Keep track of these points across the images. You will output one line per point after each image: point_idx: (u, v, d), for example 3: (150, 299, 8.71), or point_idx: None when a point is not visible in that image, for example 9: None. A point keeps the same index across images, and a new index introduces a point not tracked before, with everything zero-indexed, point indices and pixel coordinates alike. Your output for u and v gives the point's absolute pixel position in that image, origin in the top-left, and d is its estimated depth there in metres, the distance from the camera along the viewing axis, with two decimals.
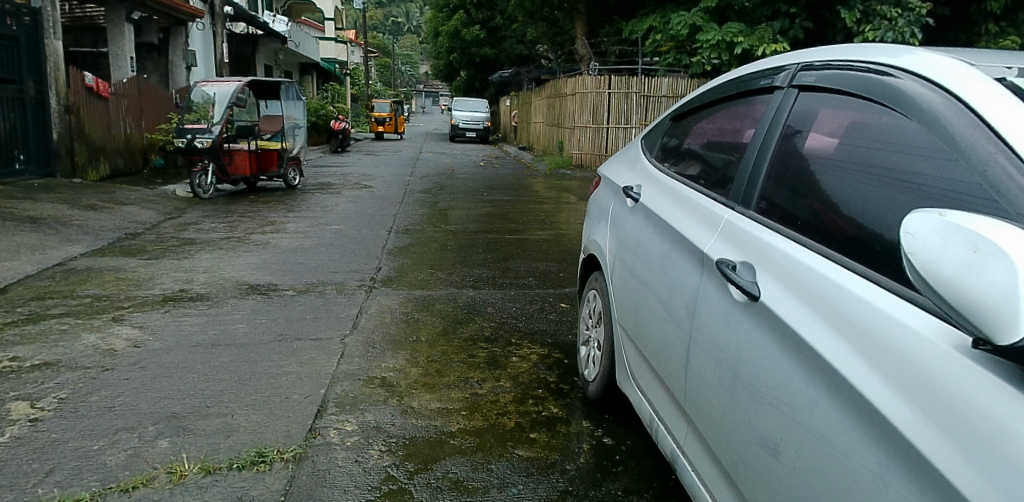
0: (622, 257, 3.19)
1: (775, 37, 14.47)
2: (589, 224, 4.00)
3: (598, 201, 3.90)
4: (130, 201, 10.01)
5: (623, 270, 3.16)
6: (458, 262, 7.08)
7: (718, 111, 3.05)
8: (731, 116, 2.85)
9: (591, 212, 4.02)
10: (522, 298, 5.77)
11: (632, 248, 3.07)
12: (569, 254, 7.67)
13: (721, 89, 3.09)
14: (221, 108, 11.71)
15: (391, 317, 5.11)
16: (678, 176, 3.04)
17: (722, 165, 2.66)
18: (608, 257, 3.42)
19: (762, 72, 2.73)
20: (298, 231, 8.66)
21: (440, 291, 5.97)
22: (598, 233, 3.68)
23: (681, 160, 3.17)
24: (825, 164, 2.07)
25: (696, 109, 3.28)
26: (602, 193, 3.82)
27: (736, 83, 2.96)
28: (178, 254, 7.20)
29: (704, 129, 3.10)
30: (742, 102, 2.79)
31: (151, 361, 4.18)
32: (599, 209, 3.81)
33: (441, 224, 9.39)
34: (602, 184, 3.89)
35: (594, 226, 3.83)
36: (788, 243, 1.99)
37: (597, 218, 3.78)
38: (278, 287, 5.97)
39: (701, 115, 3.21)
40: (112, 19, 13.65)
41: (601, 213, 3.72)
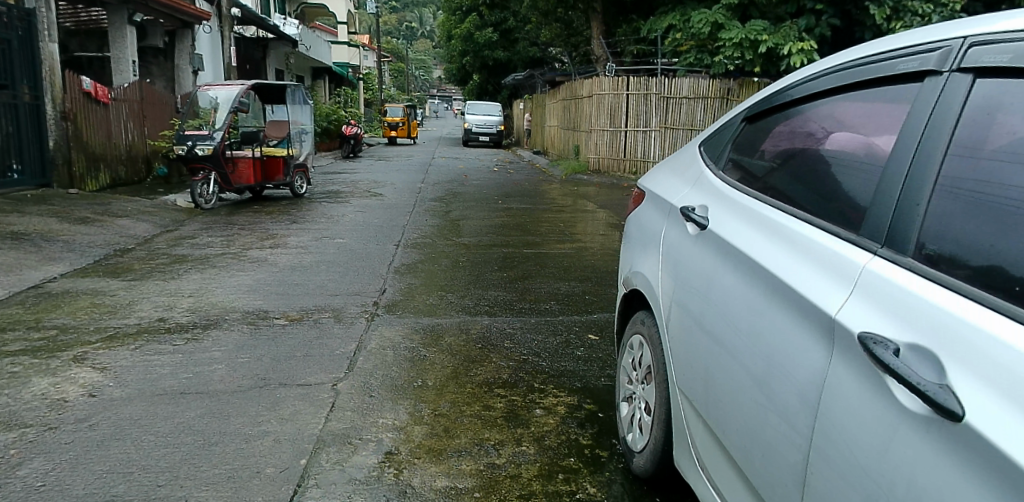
0: (678, 297, 2.55)
1: (802, 35, 13.71)
2: (629, 248, 3.34)
3: (639, 219, 3.24)
4: (125, 213, 9.32)
5: (680, 314, 2.51)
6: (472, 282, 6.38)
7: (811, 110, 2.34)
8: (837, 120, 2.16)
9: (631, 233, 3.36)
10: (545, 328, 5.04)
11: (694, 287, 2.41)
12: (594, 272, 6.93)
13: (808, 82, 2.39)
14: (223, 113, 11.10)
15: (395, 354, 4.41)
16: (754, 194, 2.38)
17: (827, 187, 2.01)
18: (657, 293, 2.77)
19: (875, 60, 2.05)
20: (300, 245, 8.02)
21: (451, 319, 5.26)
22: (642, 261, 3.03)
23: (758, 175, 2.45)
24: (977, 190, 1.50)
25: (778, 107, 2.54)
26: (645, 209, 3.16)
27: (838, 73, 2.23)
28: (166, 274, 6.55)
29: (788, 135, 2.41)
30: (857, 98, 2.09)
31: (105, 418, 3.48)
32: (641, 229, 3.15)
33: (453, 237, 8.68)
34: (646, 198, 3.22)
35: (636, 251, 3.17)
36: (962, 304, 1.36)
37: (642, 242, 3.11)
38: (270, 315, 5.27)
39: (780, 116, 2.52)
40: (113, 22, 13.02)
41: (646, 235, 3.05)
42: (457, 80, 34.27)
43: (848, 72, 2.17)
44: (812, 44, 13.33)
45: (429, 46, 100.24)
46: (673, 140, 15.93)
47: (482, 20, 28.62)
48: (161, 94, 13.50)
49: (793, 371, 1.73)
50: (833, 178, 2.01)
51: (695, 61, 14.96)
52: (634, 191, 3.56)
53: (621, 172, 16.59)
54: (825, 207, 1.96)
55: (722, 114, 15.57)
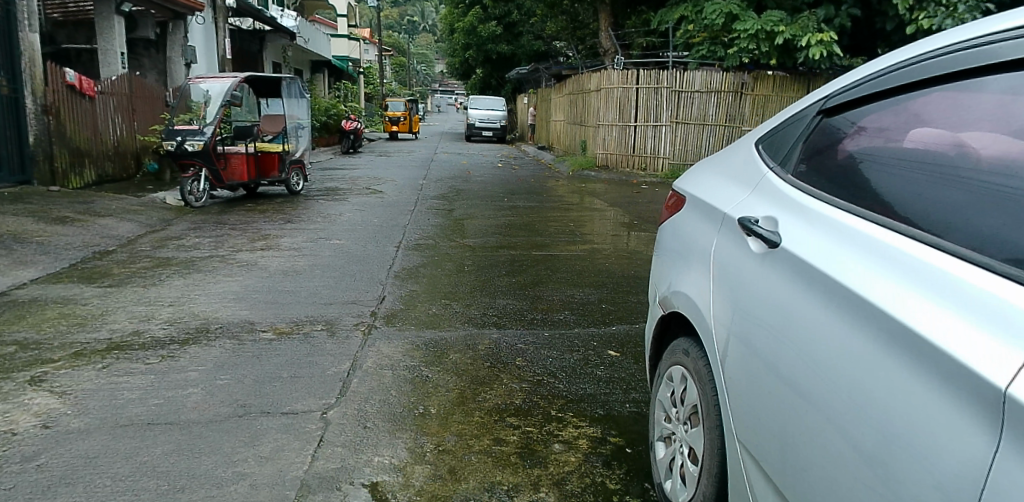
0: (735, 326, 2.09)
1: (820, 26, 13.35)
2: (666, 259, 2.91)
3: (680, 226, 2.79)
4: (109, 211, 8.84)
5: (738, 347, 2.06)
6: (479, 289, 5.90)
7: (902, 105, 1.93)
8: (922, 118, 1.84)
9: (667, 243, 2.93)
10: (560, 343, 4.57)
11: (759, 315, 1.96)
12: (609, 277, 6.45)
13: (891, 72, 1.99)
14: (215, 107, 10.63)
15: (392, 375, 3.93)
16: (835, 201, 1.95)
17: (924, 202, 1.66)
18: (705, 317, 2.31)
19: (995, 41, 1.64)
20: (294, 247, 7.56)
21: (455, 332, 4.77)
22: (683, 277, 2.59)
23: (839, 180, 2.01)
24: None
25: (859, 100, 2.11)
26: (688, 215, 2.72)
27: (937, 60, 1.82)
28: (147, 279, 6.07)
29: (872, 135, 1.99)
30: (966, 90, 1.71)
31: (56, 457, 3.01)
32: (682, 238, 2.71)
33: (457, 238, 8.21)
34: (688, 202, 2.78)
35: (675, 263, 2.73)
36: None
37: (681, 254, 2.67)
38: (256, 327, 4.80)
39: (859, 112, 2.10)
40: (100, 12, 12.50)
41: (689, 245, 2.60)
42: (459, 75, 33.69)
43: (927, 62, 1.85)
44: (832, 35, 12.98)
45: (430, 41, 99.45)
46: (683, 135, 15.40)
47: (485, 13, 28.14)
48: (151, 87, 12.99)
49: (932, 455, 1.29)
50: (925, 191, 1.69)
51: (709, 54, 14.68)
52: (672, 193, 3.14)
53: (630, 168, 16.02)
54: (950, 228, 1.54)
55: (734, 108, 15.03)
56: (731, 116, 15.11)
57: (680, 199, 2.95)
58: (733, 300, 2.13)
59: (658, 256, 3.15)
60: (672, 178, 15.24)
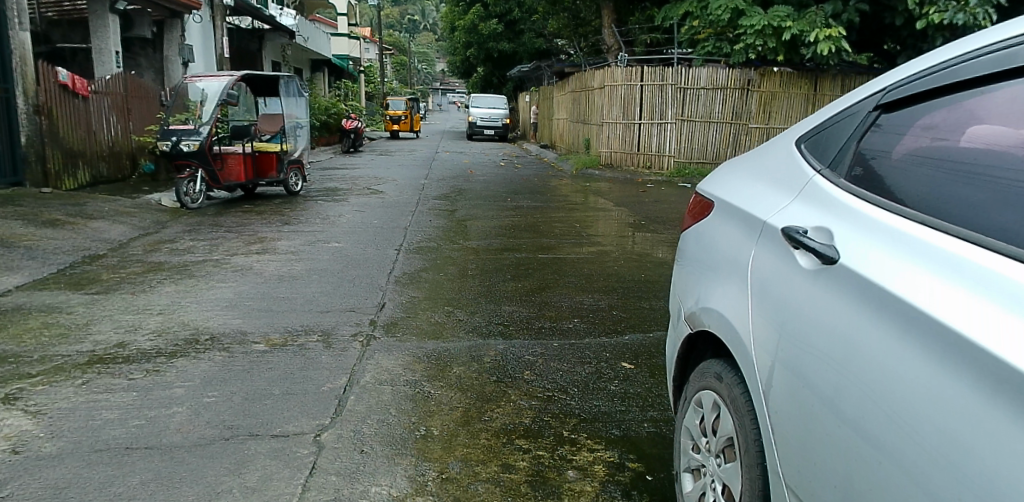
0: (781, 352, 1.85)
1: (828, 22, 13.11)
2: (690, 270, 2.65)
3: (707, 235, 2.53)
4: (101, 214, 8.57)
5: (785, 376, 1.82)
6: (483, 295, 5.64)
7: (968, 101, 1.74)
8: (990, 115, 1.66)
9: (691, 252, 2.67)
10: (570, 355, 4.31)
11: (814, 342, 1.72)
12: (618, 281, 6.19)
13: (958, 66, 1.79)
14: (211, 106, 10.38)
15: (391, 391, 3.67)
16: (900, 211, 1.72)
17: (1014, 216, 1.45)
18: (742, 338, 2.07)
19: None
20: (291, 250, 7.30)
21: (459, 343, 4.51)
22: (712, 291, 2.34)
23: (900, 185, 1.79)
24: None
25: (920, 97, 1.88)
26: (718, 223, 2.46)
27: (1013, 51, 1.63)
28: (136, 285, 5.81)
29: (936, 137, 1.79)
30: None
31: (23, 488, 2.74)
32: (710, 248, 2.45)
33: (460, 240, 7.96)
34: (717, 207, 2.52)
35: (703, 275, 2.47)
36: None
37: (710, 265, 2.41)
38: (247, 339, 4.52)
39: (921, 110, 1.87)
40: (94, 10, 12.23)
41: (720, 255, 2.35)
42: (461, 74, 33.38)
43: (1003, 54, 1.66)
44: (840, 30, 12.74)
45: (431, 39, 99.11)
46: (689, 132, 15.13)
47: (487, 11, 27.87)
48: (147, 86, 12.73)
49: None
50: (1006, 202, 1.50)
51: (714, 50, 14.48)
52: (695, 196, 2.88)
53: (635, 166, 15.75)
54: None
55: (739, 105, 14.78)
56: (737, 114, 14.85)
57: (705, 205, 2.69)
58: (778, 322, 1.89)
59: (679, 266, 2.90)
60: (677, 176, 14.96)
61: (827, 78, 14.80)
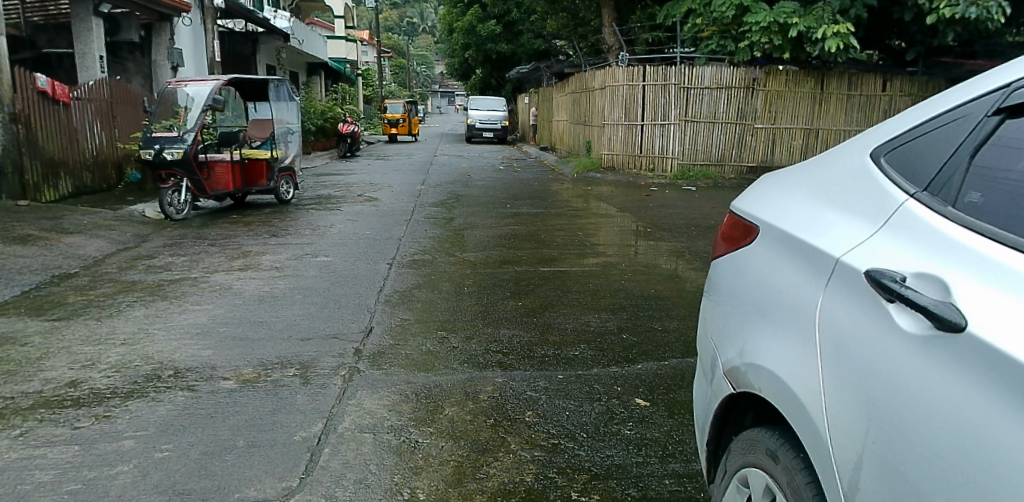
0: (871, 437, 1.45)
1: (836, 18, 12.68)
2: (725, 309, 2.21)
3: (749, 267, 2.08)
4: (78, 228, 8.11)
5: (878, 469, 1.43)
6: (481, 316, 5.16)
7: None
8: None
9: (726, 286, 2.22)
10: (578, 391, 3.83)
11: (921, 431, 1.34)
12: (625, 298, 5.68)
13: None
14: (196, 112, 9.92)
15: (374, 442, 3.21)
16: None
17: None
18: (810, 409, 1.66)
19: None
20: (276, 266, 6.83)
21: (453, 376, 4.02)
22: (760, 340, 1.91)
23: None
24: None
25: None
26: (764, 254, 2.01)
27: None
28: (103, 308, 5.34)
29: None
30: None
31: None
32: (754, 286, 2.01)
33: (455, 252, 7.47)
34: (761, 234, 2.07)
35: (746, 319, 2.03)
36: None
37: (756, 307, 1.98)
38: (214, 375, 4.03)
39: None
40: (77, 13, 11.75)
41: (771, 296, 1.91)
42: (459, 76, 32.88)
43: None
44: (849, 26, 12.31)
45: (431, 42, 98.72)
46: (693, 133, 14.60)
47: (484, 11, 27.38)
48: (134, 92, 12.25)
49: None
50: None
51: (718, 48, 13.98)
52: (728, 217, 2.44)
53: (638, 169, 15.22)
54: None
55: (745, 104, 14.27)
56: (742, 113, 14.36)
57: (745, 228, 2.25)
58: (865, 396, 1.48)
59: (709, 301, 2.44)
60: (681, 179, 14.47)
61: (835, 74, 14.27)
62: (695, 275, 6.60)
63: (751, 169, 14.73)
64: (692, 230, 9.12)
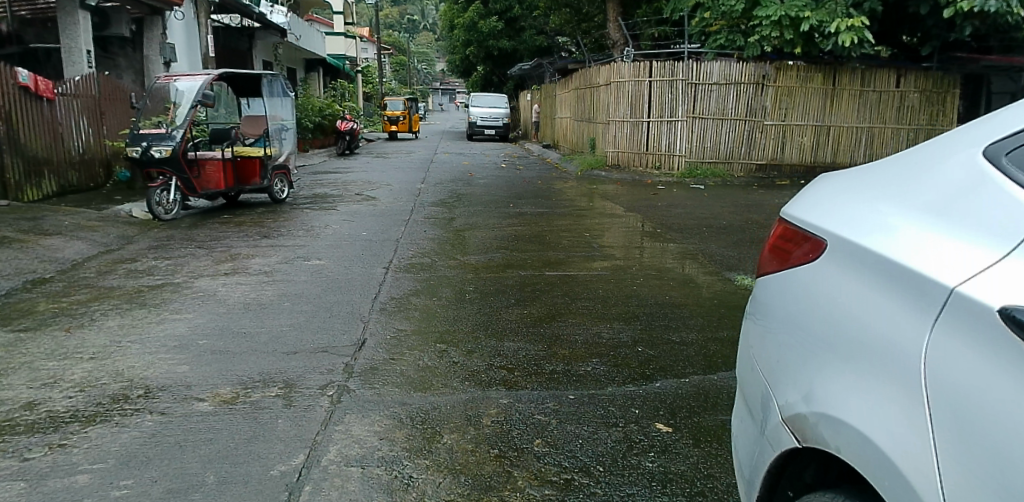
0: None
1: (850, 12, 12.41)
2: (778, 337, 1.84)
3: (811, 289, 1.72)
4: (58, 229, 7.71)
5: None
6: (484, 326, 4.77)
7: None
8: None
9: (779, 312, 1.85)
10: (592, 416, 3.42)
11: None
12: (639, 306, 5.30)
13: None
14: (185, 108, 9.52)
15: (361, 477, 2.83)
16: None
17: None
18: (915, 481, 1.33)
19: None
20: (266, 270, 6.45)
21: (452, 396, 3.63)
22: (836, 386, 1.56)
23: None
24: None
25: None
26: (833, 275, 1.65)
27: None
28: (75, 318, 4.95)
29: None
30: None
31: None
32: (822, 315, 1.65)
33: (456, 254, 7.10)
34: (827, 248, 1.71)
35: (808, 354, 1.68)
36: None
37: (826, 341, 1.62)
38: (186, 396, 3.64)
39: None
40: (63, 7, 11.34)
41: (849, 328, 1.56)
42: (460, 73, 32.49)
43: None
44: (864, 20, 12.06)
45: (431, 39, 98.34)
46: (700, 130, 14.18)
47: (486, 8, 27.01)
48: (123, 88, 11.83)
49: None
50: None
51: (727, 43, 13.74)
52: (777, 225, 2.06)
53: (644, 167, 14.82)
54: None
55: (755, 100, 13.87)
56: (752, 110, 13.95)
57: (798, 233, 1.89)
58: (1008, 478, 1.17)
59: (754, 326, 2.07)
60: (689, 177, 14.07)
61: (847, 69, 13.87)
62: (710, 280, 6.23)
63: (760, 167, 14.32)
64: (704, 231, 8.76)
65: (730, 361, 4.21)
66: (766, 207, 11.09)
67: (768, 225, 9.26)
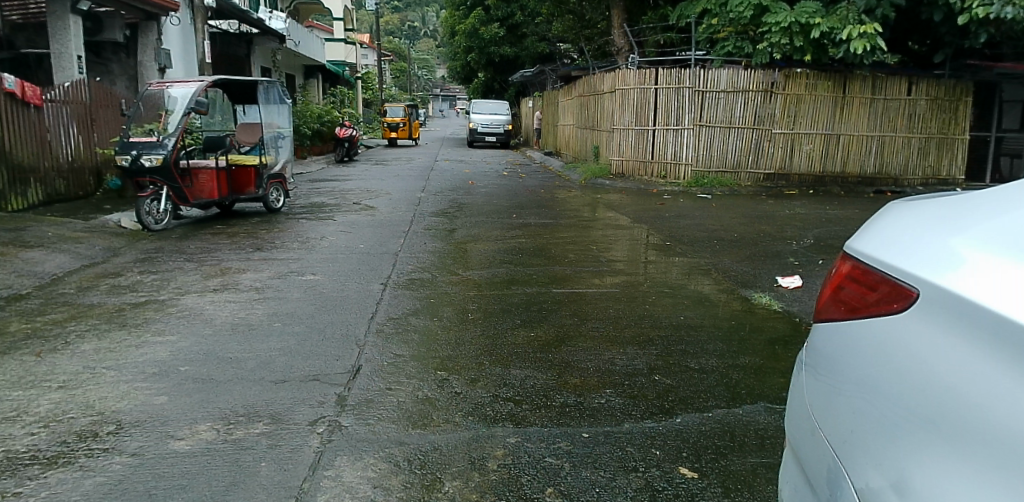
0: None
1: (862, 18, 12.12)
2: (854, 399, 1.64)
3: (901, 348, 1.54)
4: (42, 241, 7.37)
5: None
6: (488, 351, 4.43)
7: None
8: None
9: (856, 371, 1.65)
10: (609, 459, 3.08)
11: None
12: (653, 328, 4.97)
13: None
14: (177, 115, 9.23)
15: None
16: None
17: None
18: None
19: None
20: (256, 286, 6.11)
21: (453, 435, 3.29)
22: (946, 470, 1.38)
23: None
24: None
25: None
26: (929, 333, 1.48)
27: None
28: (49, 340, 4.61)
29: None
30: None
31: None
32: (920, 382, 1.47)
33: (457, 269, 6.78)
34: (921, 300, 1.53)
35: (902, 424, 1.49)
36: None
37: (927, 414, 1.44)
38: (161, 433, 3.30)
39: None
40: (54, 11, 11.06)
41: (959, 401, 1.38)
42: (461, 80, 32.23)
43: None
44: (876, 26, 11.78)
45: (432, 46, 98.34)
46: (707, 138, 13.86)
47: (488, 14, 26.79)
48: (116, 95, 11.53)
49: None
50: None
51: (735, 50, 13.43)
52: (843, 264, 1.87)
53: (649, 175, 14.51)
54: None
55: (763, 108, 13.57)
56: (760, 117, 13.65)
57: (871, 278, 1.72)
58: None
59: (807, 377, 1.86)
60: (695, 186, 13.74)
61: (857, 76, 13.58)
62: (725, 299, 5.91)
63: (768, 176, 13.99)
64: (715, 244, 8.44)
65: (754, 392, 3.89)
66: (776, 218, 10.77)
67: (780, 238, 8.94)
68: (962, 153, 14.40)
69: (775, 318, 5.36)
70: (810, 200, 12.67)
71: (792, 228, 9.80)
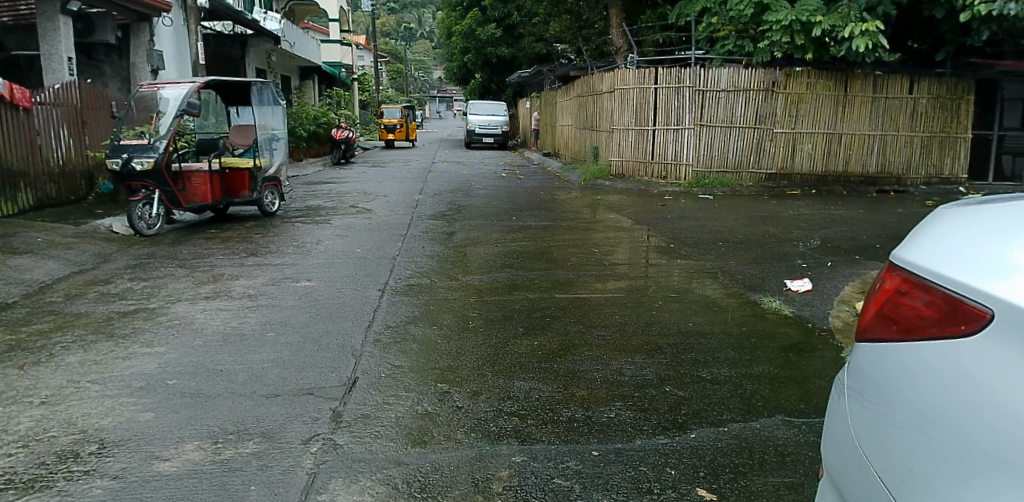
0: None
1: (863, 16, 11.96)
2: (908, 430, 1.48)
3: (969, 378, 1.37)
4: (29, 247, 7.17)
5: None
6: (491, 361, 4.24)
7: None
8: None
9: (910, 399, 1.49)
10: (622, 481, 2.88)
11: None
12: (661, 336, 4.78)
13: None
14: (169, 117, 9.02)
15: None
16: None
17: None
18: None
19: None
20: (250, 293, 5.91)
21: (454, 453, 3.10)
22: None
23: None
24: None
25: None
26: (1008, 362, 1.30)
27: None
28: (32, 352, 4.41)
29: None
30: None
31: None
32: (991, 418, 1.31)
33: (457, 274, 6.59)
34: (991, 323, 1.36)
35: (970, 468, 1.33)
36: None
37: (1000, 455, 1.28)
38: (144, 454, 3.10)
39: None
40: (43, 11, 10.84)
41: None
42: (458, 80, 32.04)
43: None
44: (878, 24, 11.60)
45: (428, 47, 98.21)
46: (708, 138, 13.67)
47: (484, 15, 26.64)
48: (107, 97, 11.31)
49: None
50: None
51: (735, 49, 13.31)
52: (889, 276, 1.69)
53: (649, 176, 14.33)
54: None
55: (764, 108, 13.40)
56: (761, 116, 13.47)
57: (927, 296, 1.54)
58: None
59: (851, 402, 1.70)
60: (697, 186, 13.56)
61: (859, 75, 13.42)
62: (734, 303, 5.73)
63: (769, 176, 13.82)
64: (720, 246, 8.27)
65: (770, 403, 3.71)
66: (781, 219, 10.59)
67: (786, 239, 8.77)
68: (965, 152, 14.26)
69: (786, 324, 5.18)
70: (813, 200, 12.51)
71: (797, 229, 9.63)
